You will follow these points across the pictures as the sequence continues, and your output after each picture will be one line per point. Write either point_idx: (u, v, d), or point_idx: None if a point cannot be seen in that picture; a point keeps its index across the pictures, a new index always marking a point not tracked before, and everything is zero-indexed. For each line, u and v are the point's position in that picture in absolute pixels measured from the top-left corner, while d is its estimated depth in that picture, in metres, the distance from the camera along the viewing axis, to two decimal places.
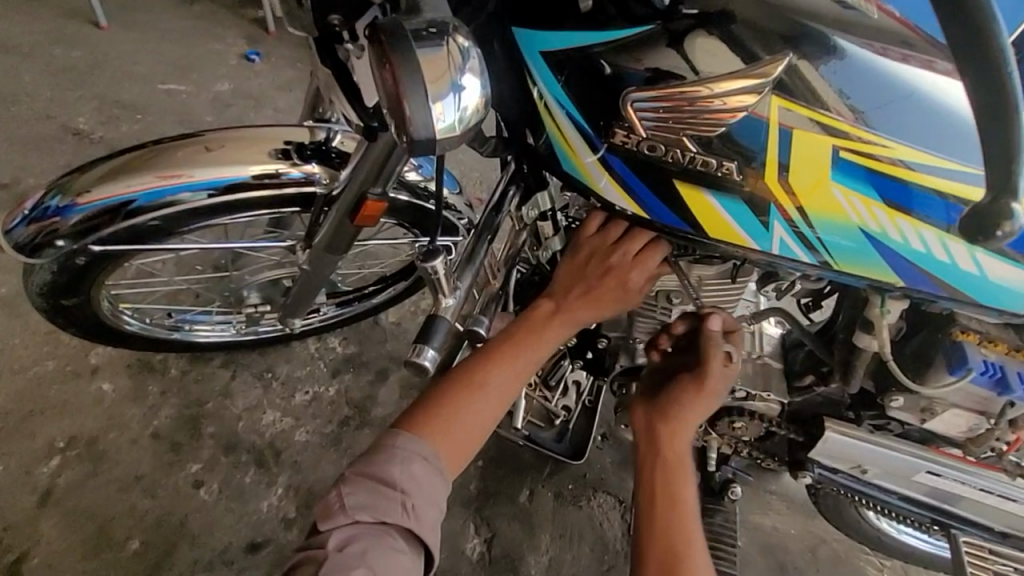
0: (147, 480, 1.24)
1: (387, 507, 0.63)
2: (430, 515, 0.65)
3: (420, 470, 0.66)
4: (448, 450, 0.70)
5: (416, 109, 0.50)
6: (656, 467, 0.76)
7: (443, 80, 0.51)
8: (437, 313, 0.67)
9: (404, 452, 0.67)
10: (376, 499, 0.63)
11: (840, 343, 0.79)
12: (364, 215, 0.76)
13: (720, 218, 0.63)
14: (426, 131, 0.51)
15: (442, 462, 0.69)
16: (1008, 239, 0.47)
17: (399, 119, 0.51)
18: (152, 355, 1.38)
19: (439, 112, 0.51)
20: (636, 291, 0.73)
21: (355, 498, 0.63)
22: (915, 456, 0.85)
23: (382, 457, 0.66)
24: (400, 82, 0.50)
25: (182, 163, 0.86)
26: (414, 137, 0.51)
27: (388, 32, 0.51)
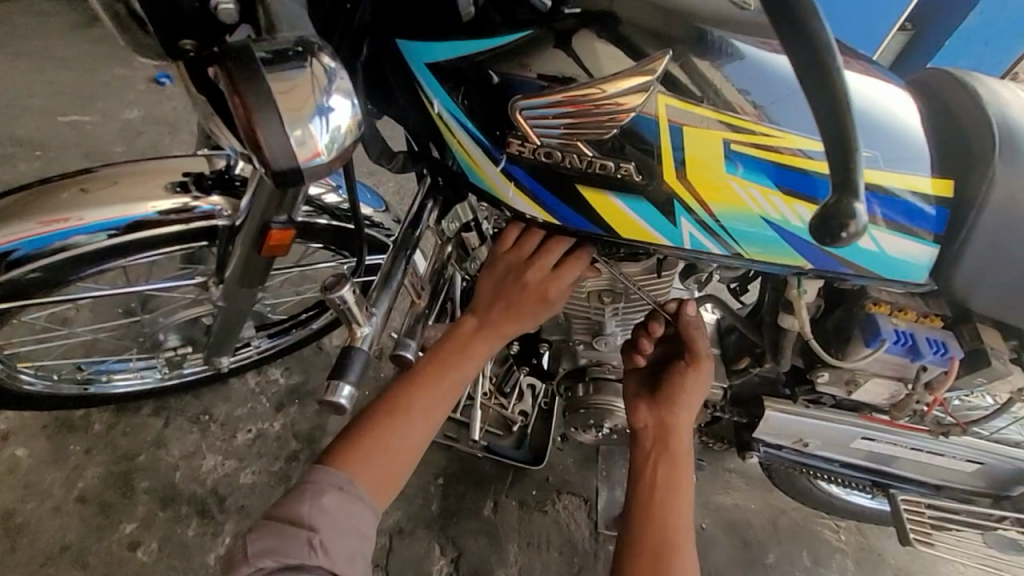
0: (75, 549, 1.14)
1: (292, 548, 0.59)
2: (346, 548, 0.61)
3: (333, 502, 0.63)
4: (373, 478, 0.67)
5: (270, 137, 0.47)
6: (653, 464, 0.77)
7: (301, 105, 0.48)
8: (354, 343, 0.63)
9: (318, 486, 0.64)
10: (283, 540, 0.59)
11: (768, 325, 0.80)
12: (272, 245, 0.71)
13: (627, 218, 0.62)
14: (285, 161, 0.48)
15: (366, 492, 0.66)
16: (854, 238, 0.48)
17: (253, 149, 0.48)
18: (72, 411, 1.27)
19: (301, 140, 0.48)
20: (553, 303, 0.73)
21: (262, 543, 0.59)
22: (848, 425, 0.88)
23: (295, 495, 0.63)
24: (250, 111, 0.46)
25: (65, 205, 0.78)
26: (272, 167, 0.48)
27: (238, 56, 0.47)
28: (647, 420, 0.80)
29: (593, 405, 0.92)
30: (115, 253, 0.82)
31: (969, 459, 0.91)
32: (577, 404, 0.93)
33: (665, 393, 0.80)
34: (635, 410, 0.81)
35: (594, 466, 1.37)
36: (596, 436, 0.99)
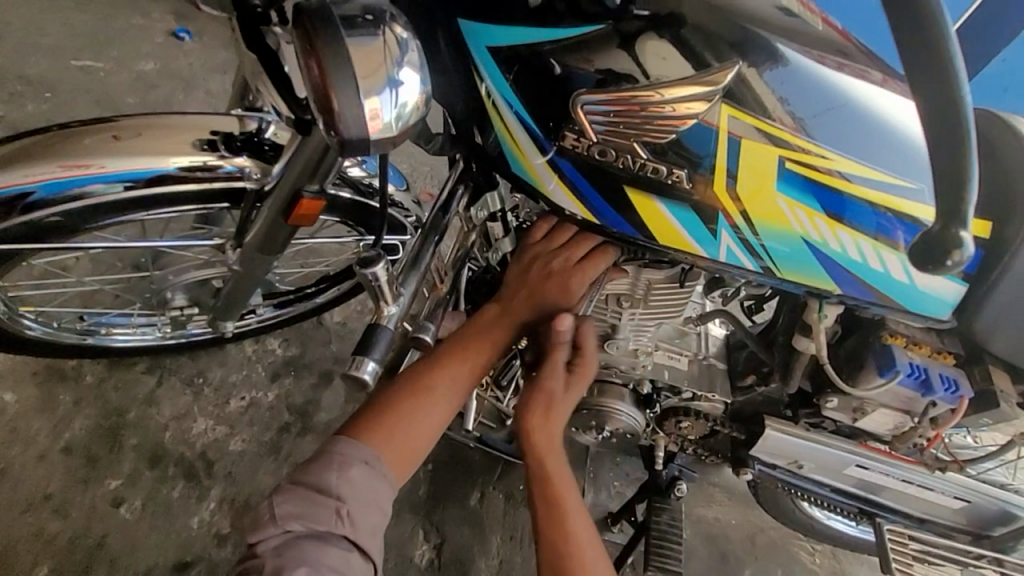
0: (56, 500, 1.13)
1: (318, 514, 0.59)
2: (369, 520, 0.61)
3: (360, 474, 0.63)
4: (394, 455, 0.68)
5: (344, 105, 0.47)
6: None
7: (377, 78, 0.48)
8: (379, 322, 0.63)
9: (344, 458, 0.64)
10: (308, 507, 0.59)
11: (780, 345, 0.81)
12: (299, 214, 0.70)
13: (670, 225, 0.62)
14: (357, 130, 0.48)
15: (387, 468, 0.66)
16: (957, 268, 0.48)
17: (326, 116, 0.48)
18: (64, 360, 1.26)
19: (370, 109, 0.48)
20: (578, 294, 0.71)
21: (286, 508, 0.59)
22: (845, 451, 0.89)
23: (321, 464, 0.63)
24: (327, 79, 0.47)
25: (89, 152, 0.77)
26: (344, 136, 0.48)
27: (318, 16, 0.48)
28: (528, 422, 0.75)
29: (595, 407, 0.90)
30: (134, 206, 0.81)
31: (957, 496, 0.93)
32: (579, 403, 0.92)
33: None
34: None
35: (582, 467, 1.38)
36: (595, 438, 0.98)
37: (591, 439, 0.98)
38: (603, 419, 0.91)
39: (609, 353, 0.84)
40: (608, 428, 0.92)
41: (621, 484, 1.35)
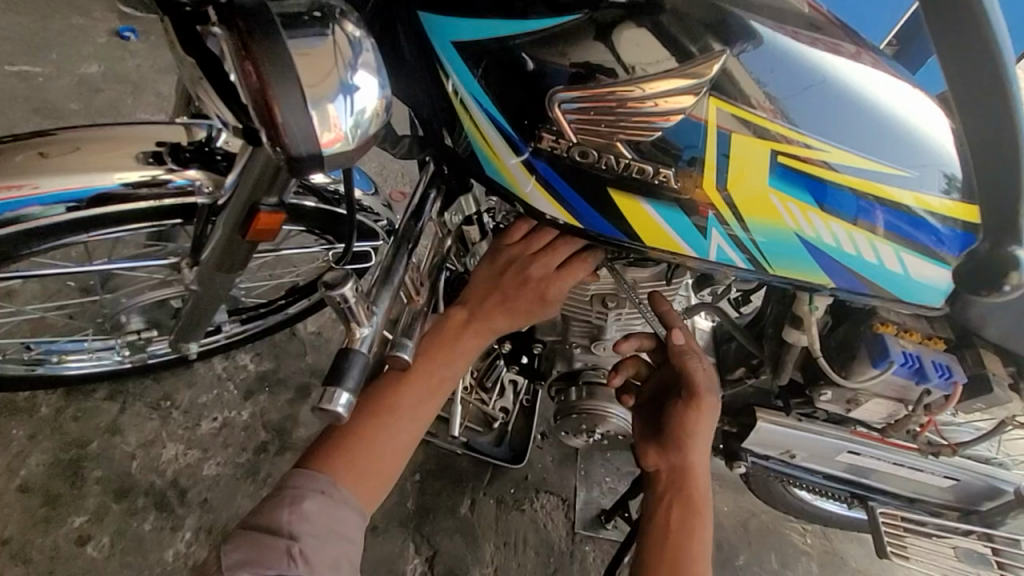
0: (16, 543, 1.05)
1: (269, 558, 0.53)
2: (328, 555, 0.56)
3: (314, 505, 0.58)
4: (358, 479, 0.63)
5: (291, 118, 0.44)
6: (669, 508, 0.74)
7: (326, 85, 0.45)
8: (352, 346, 0.58)
9: (300, 490, 0.59)
10: (260, 551, 0.54)
11: (769, 338, 0.79)
12: (259, 229, 0.64)
13: (656, 225, 0.59)
14: (308, 146, 0.45)
15: (351, 494, 0.62)
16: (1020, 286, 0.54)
17: (270, 130, 0.44)
18: (15, 393, 1.17)
19: (323, 120, 0.45)
20: (555, 303, 0.68)
21: (236, 555, 0.53)
22: (838, 439, 0.88)
23: (273, 503, 0.58)
24: (270, 89, 0.43)
25: (16, 171, 0.69)
26: (293, 152, 0.45)
27: (250, 17, 0.44)
28: (660, 467, 0.77)
29: (585, 410, 0.89)
30: (76, 228, 0.74)
31: (946, 475, 0.93)
32: (568, 408, 0.90)
33: (673, 434, 0.76)
34: (645, 456, 0.79)
35: (572, 465, 1.36)
36: (586, 441, 0.96)
37: (582, 442, 0.96)
38: (594, 421, 0.90)
39: (596, 352, 0.87)
40: (599, 430, 0.91)
41: (613, 479, 1.34)
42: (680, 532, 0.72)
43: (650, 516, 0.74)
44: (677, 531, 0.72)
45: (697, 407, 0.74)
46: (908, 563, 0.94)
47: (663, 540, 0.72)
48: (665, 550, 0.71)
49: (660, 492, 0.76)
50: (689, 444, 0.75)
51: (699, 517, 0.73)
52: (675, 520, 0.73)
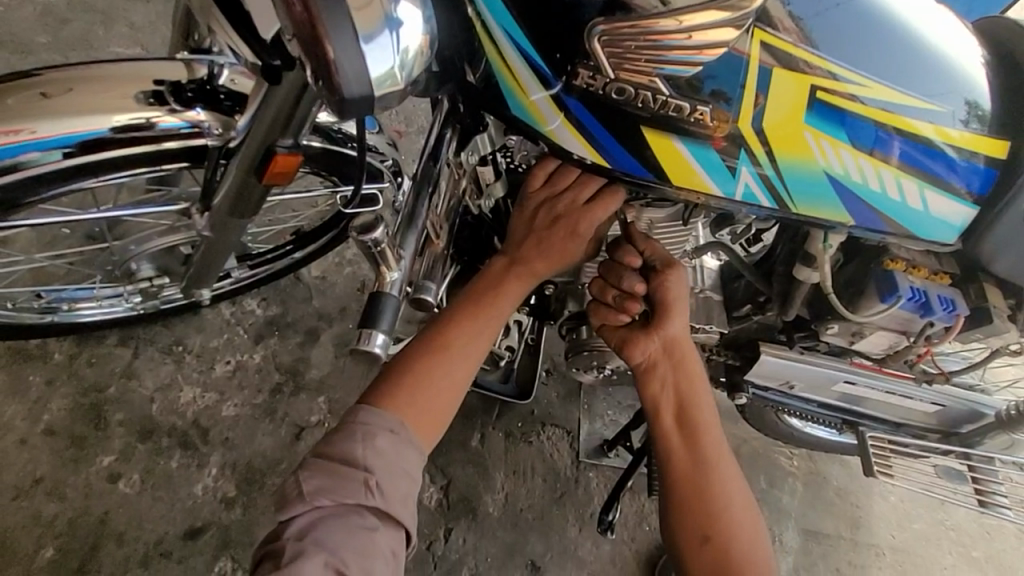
0: (50, 482, 1.09)
1: (347, 488, 0.59)
2: (398, 490, 0.61)
3: (385, 443, 0.63)
4: (417, 420, 0.66)
5: (344, 57, 0.46)
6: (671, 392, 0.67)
7: (377, 19, 0.47)
8: (383, 289, 0.59)
9: (368, 427, 0.63)
10: (337, 480, 0.60)
11: (780, 275, 0.81)
12: (275, 172, 0.63)
13: (686, 164, 0.58)
14: (360, 88, 0.47)
15: (413, 433, 0.65)
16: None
17: (323, 70, 0.46)
18: (26, 340, 1.18)
19: (377, 58, 0.47)
20: (587, 240, 0.66)
21: (315, 482, 0.59)
22: (837, 369, 0.93)
23: (344, 435, 0.63)
24: (321, 27, 0.45)
25: (15, 114, 0.67)
26: (345, 96, 0.47)
27: None
28: (648, 352, 0.68)
29: (595, 347, 0.92)
30: (77, 174, 0.72)
31: (934, 400, 0.99)
32: (579, 346, 0.93)
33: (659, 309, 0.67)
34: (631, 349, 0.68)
35: (576, 400, 1.42)
36: (596, 377, 1.00)
37: (593, 378, 1.00)
38: (604, 357, 0.93)
39: None
40: (609, 366, 0.94)
41: (614, 412, 1.41)
42: (684, 406, 0.66)
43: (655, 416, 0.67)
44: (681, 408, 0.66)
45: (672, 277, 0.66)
46: (891, 480, 1.02)
47: (676, 436, 0.66)
48: (682, 441, 0.66)
49: (656, 380, 0.67)
50: (675, 316, 0.67)
51: (695, 400, 0.67)
52: (680, 413, 0.66)
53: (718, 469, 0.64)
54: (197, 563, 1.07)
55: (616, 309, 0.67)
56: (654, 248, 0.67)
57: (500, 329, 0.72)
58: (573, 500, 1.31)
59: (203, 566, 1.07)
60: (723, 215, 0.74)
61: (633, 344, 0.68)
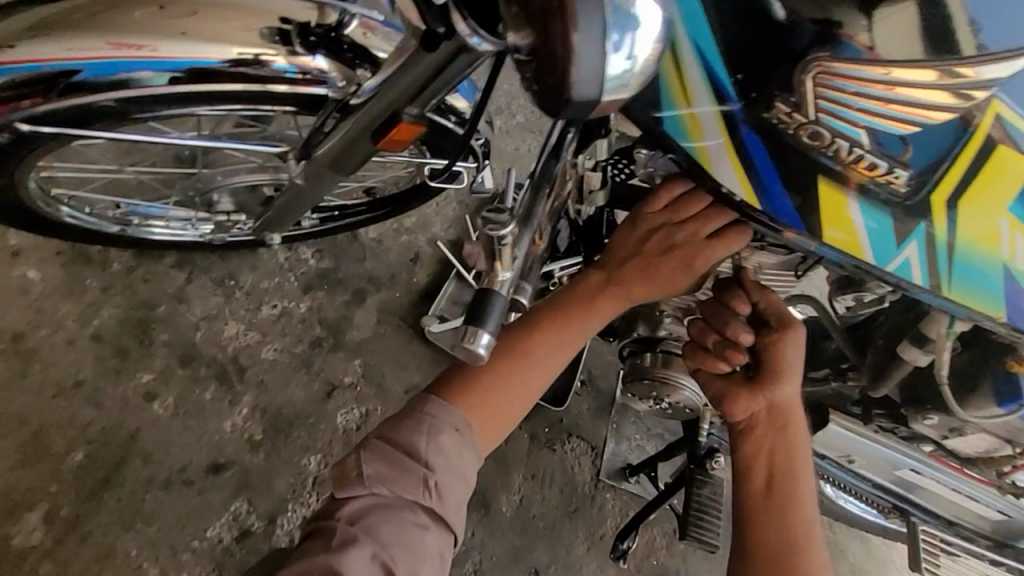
0: (89, 387, 1.11)
1: (407, 482, 0.58)
2: (455, 494, 0.59)
3: (449, 441, 0.61)
4: (482, 422, 0.65)
5: (588, 48, 0.38)
6: (770, 455, 0.65)
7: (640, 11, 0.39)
8: (493, 289, 0.52)
9: (434, 420, 0.62)
10: (398, 471, 0.58)
11: (877, 348, 0.75)
12: (391, 139, 0.61)
13: (853, 223, 0.56)
14: (592, 90, 0.39)
15: (476, 436, 0.64)
16: None
17: (553, 60, 0.39)
18: (89, 244, 1.19)
19: (619, 59, 0.39)
20: (698, 275, 0.62)
21: (375, 467, 0.58)
22: (906, 456, 0.87)
23: (410, 423, 0.61)
24: (573, 7, 0.37)
25: (139, 30, 0.66)
26: (574, 96, 0.40)
27: None
28: (753, 410, 0.66)
29: (658, 377, 0.88)
30: (181, 101, 0.70)
31: (1001, 510, 0.92)
32: (640, 372, 0.89)
33: (770, 366, 0.65)
34: (735, 402, 0.66)
35: (605, 417, 1.39)
36: (651, 407, 0.96)
37: (645, 407, 0.95)
38: (665, 390, 0.89)
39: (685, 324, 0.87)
40: (667, 400, 0.91)
41: (642, 437, 1.36)
42: (784, 469, 0.64)
43: (744, 473, 0.65)
44: (782, 468, 0.64)
45: (789, 336, 0.65)
46: None
47: (763, 498, 0.63)
48: (769, 506, 0.63)
49: (756, 439, 0.66)
50: (785, 378, 0.65)
51: (797, 468, 0.64)
52: (773, 477, 0.64)
53: (808, 545, 0.61)
54: (215, 498, 1.09)
55: (716, 356, 0.64)
56: (774, 303, 0.66)
57: (581, 348, 0.70)
58: (585, 517, 1.29)
59: (220, 503, 1.08)
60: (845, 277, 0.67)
61: (735, 398, 0.67)
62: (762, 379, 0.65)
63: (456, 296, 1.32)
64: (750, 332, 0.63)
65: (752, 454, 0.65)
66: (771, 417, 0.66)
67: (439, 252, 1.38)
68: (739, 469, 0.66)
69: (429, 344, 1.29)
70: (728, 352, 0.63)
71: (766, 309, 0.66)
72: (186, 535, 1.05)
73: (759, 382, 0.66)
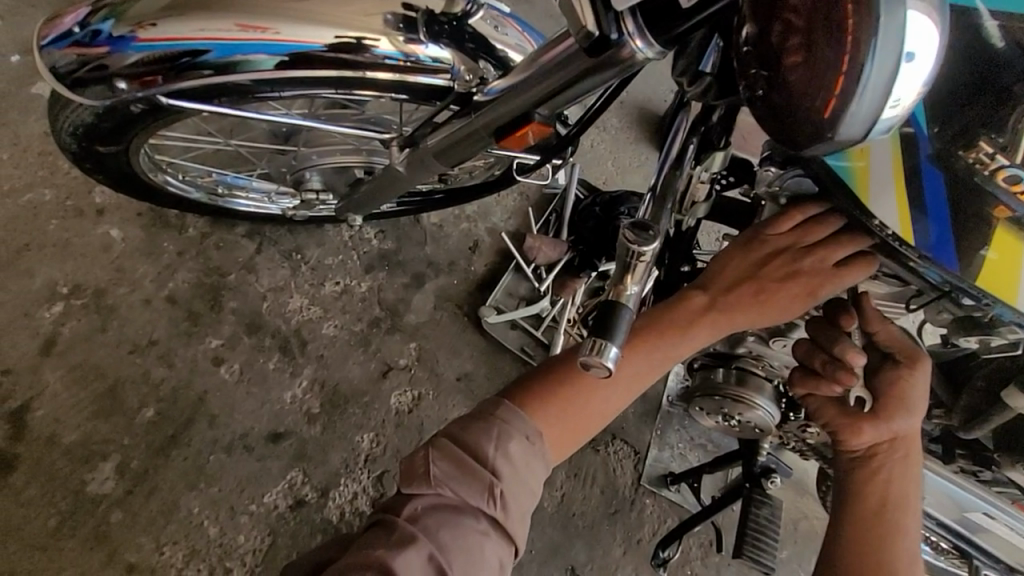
0: (162, 346, 1.14)
1: (472, 488, 0.57)
2: (519, 505, 0.58)
3: (518, 449, 0.59)
4: (553, 435, 0.64)
5: (871, 87, 0.39)
6: (881, 488, 0.65)
7: (931, 39, 0.39)
8: (620, 301, 0.53)
9: (506, 428, 0.60)
10: (464, 473, 0.57)
11: (975, 391, 0.73)
12: (515, 138, 0.64)
13: (1015, 269, 0.54)
14: (862, 129, 0.41)
15: (546, 447, 0.62)
16: None
17: (821, 98, 0.41)
18: (168, 209, 1.22)
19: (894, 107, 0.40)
20: (816, 302, 0.63)
21: (443, 466, 0.57)
22: (979, 497, 0.85)
23: (482, 426, 0.60)
24: (861, 43, 0.39)
25: (262, 12, 0.67)
26: (840, 134, 0.42)
27: None
28: (872, 441, 0.66)
29: (730, 395, 0.85)
30: (292, 84, 0.71)
31: None
32: (711, 388, 0.87)
33: (891, 401, 0.64)
34: (857, 432, 0.66)
35: (651, 422, 1.38)
36: (716, 424, 0.93)
37: (712, 423, 0.93)
38: (736, 408, 0.86)
39: (769, 345, 0.84)
40: (737, 417, 0.88)
41: (685, 446, 1.35)
42: (895, 501, 0.65)
43: (849, 502, 0.65)
44: (892, 500, 0.65)
45: (918, 371, 0.64)
46: None
47: (868, 530, 0.64)
48: (875, 539, 0.63)
49: (874, 468, 0.65)
50: (911, 412, 0.64)
51: (906, 502, 0.65)
52: (885, 508, 0.64)
53: None
54: (274, 465, 1.11)
55: (829, 379, 0.63)
56: (894, 336, 0.65)
57: (667, 367, 0.68)
58: (624, 520, 1.29)
59: (278, 471, 1.11)
60: (967, 319, 0.64)
61: (852, 433, 0.66)
62: (880, 411, 0.64)
63: (513, 287, 1.32)
64: (861, 353, 0.61)
65: (862, 484, 0.65)
66: (892, 449, 0.66)
67: (500, 243, 1.38)
68: (848, 492, 0.66)
69: (485, 334, 1.30)
70: (841, 374, 0.61)
71: (887, 341, 0.65)
72: (245, 499, 1.08)
73: (880, 413, 0.64)
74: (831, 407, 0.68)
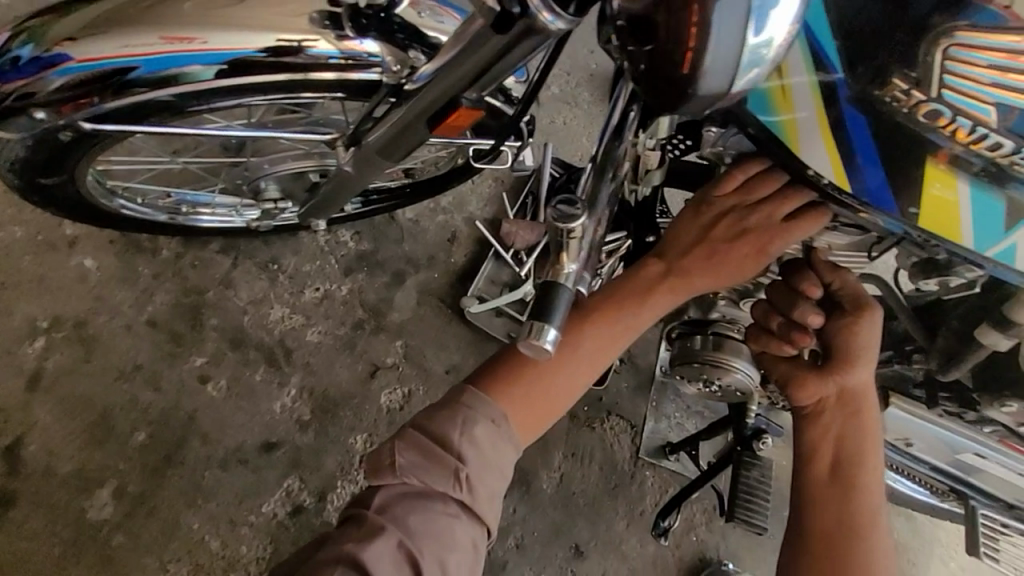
0: (148, 370, 1.15)
1: (436, 474, 0.56)
2: (487, 488, 0.58)
3: (484, 432, 0.59)
4: (521, 416, 0.63)
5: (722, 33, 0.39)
6: (831, 443, 0.64)
7: None
8: (558, 281, 0.53)
9: (472, 412, 0.60)
10: (430, 459, 0.57)
11: (948, 332, 0.72)
12: (450, 124, 0.64)
13: (957, 206, 0.54)
14: (724, 80, 0.41)
15: (513, 429, 0.62)
16: None
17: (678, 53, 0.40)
18: (139, 233, 1.22)
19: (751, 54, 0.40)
20: (772, 258, 0.61)
21: (410, 456, 0.57)
22: (967, 439, 0.85)
23: (447, 413, 0.60)
24: None
25: (186, 22, 0.66)
26: (700, 89, 0.41)
27: None
28: (817, 396, 0.65)
29: (708, 360, 0.84)
30: (227, 92, 0.70)
31: None
32: (689, 355, 0.86)
33: (841, 352, 0.63)
34: (802, 388, 0.65)
35: (645, 394, 1.38)
36: (699, 390, 0.92)
37: (695, 390, 0.92)
38: (715, 373, 0.85)
39: (741, 307, 0.86)
40: (718, 383, 0.87)
41: (681, 416, 1.35)
42: (848, 457, 0.64)
43: (804, 461, 0.65)
44: (845, 457, 0.64)
45: (866, 319, 0.62)
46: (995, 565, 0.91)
47: (826, 488, 0.63)
48: (835, 496, 0.63)
49: (821, 427, 0.65)
50: (861, 363, 0.63)
51: (862, 457, 0.64)
52: (835, 465, 0.64)
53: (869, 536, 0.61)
54: (269, 475, 1.13)
55: (782, 338, 0.64)
56: (848, 284, 0.64)
57: (633, 336, 0.68)
58: (625, 494, 1.29)
59: (274, 480, 1.12)
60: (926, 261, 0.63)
61: (801, 385, 0.65)
62: (834, 365, 0.63)
63: (495, 275, 1.31)
64: (820, 314, 0.61)
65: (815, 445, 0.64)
66: (842, 404, 0.65)
67: (477, 232, 1.37)
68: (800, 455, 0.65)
69: (468, 324, 1.29)
70: (795, 334, 0.62)
71: (840, 290, 0.64)
72: (244, 511, 1.10)
73: (829, 368, 0.64)
74: (782, 363, 0.68)
